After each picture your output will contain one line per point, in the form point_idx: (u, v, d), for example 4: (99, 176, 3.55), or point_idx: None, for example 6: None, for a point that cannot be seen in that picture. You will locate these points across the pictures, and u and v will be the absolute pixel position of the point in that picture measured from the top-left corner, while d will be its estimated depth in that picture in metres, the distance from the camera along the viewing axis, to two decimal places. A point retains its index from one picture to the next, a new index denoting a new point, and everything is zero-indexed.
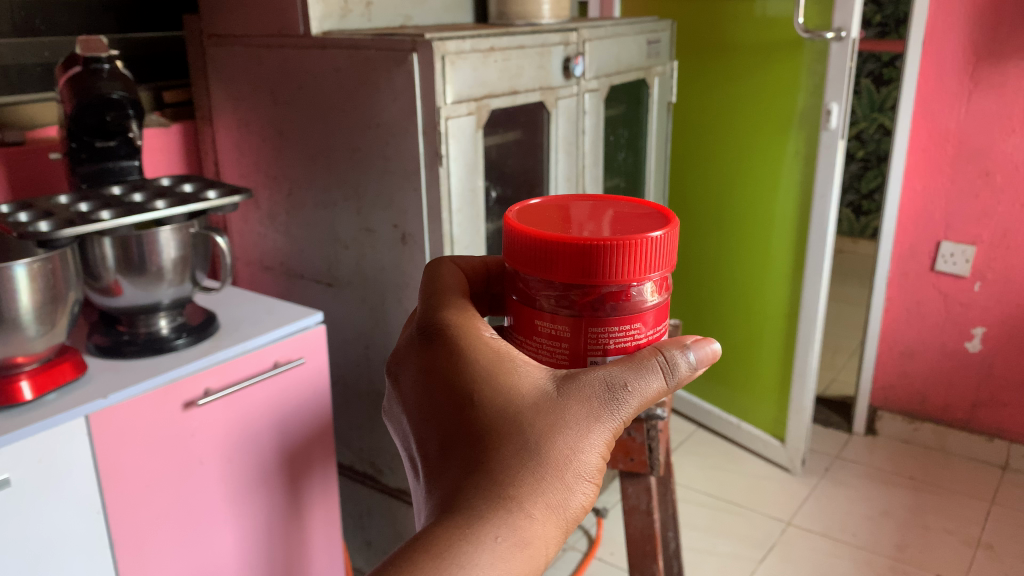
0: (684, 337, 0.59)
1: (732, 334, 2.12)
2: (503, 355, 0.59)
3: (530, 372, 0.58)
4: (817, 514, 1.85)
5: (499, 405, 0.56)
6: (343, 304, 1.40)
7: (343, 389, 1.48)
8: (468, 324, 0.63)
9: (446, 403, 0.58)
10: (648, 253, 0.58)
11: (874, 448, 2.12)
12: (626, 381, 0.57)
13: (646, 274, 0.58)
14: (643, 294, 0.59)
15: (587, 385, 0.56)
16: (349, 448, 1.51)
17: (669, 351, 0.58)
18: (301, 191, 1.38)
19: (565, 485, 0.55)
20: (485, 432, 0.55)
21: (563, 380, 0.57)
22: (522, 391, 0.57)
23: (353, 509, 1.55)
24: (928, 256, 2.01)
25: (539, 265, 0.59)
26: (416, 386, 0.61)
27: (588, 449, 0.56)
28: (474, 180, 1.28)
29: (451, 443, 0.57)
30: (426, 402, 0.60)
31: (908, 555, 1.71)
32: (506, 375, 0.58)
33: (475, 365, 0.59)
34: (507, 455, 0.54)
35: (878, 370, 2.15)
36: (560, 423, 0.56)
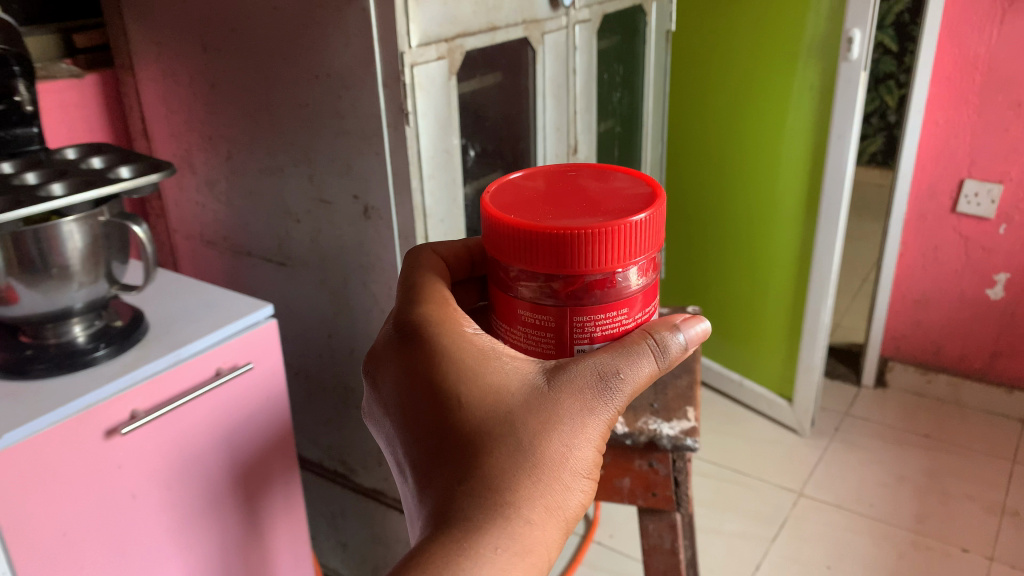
0: (672, 317, 0.64)
1: (735, 283, 1.94)
2: (489, 356, 0.62)
3: (517, 370, 0.61)
4: (830, 481, 1.72)
5: (492, 409, 0.60)
6: (297, 285, 1.20)
7: (305, 381, 1.28)
8: (454, 326, 0.66)
9: (437, 406, 0.61)
10: (630, 239, 0.60)
11: (885, 402, 1.98)
12: (619, 370, 0.60)
13: (632, 257, 0.60)
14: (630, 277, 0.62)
15: (580, 376, 0.60)
16: (316, 445, 1.33)
17: (659, 333, 0.62)
18: (242, 155, 1.16)
19: (561, 485, 0.58)
20: (479, 438, 0.59)
21: (555, 374, 0.61)
22: (511, 391, 0.61)
23: (325, 508, 1.38)
24: (948, 197, 1.82)
25: (521, 250, 0.60)
26: (405, 390, 0.64)
27: (581, 443, 0.60)
28: (449, 140, 1.06)
29: (444, 449, 0.60)
30: (415, 407, 0.62)
31: (929, 527, 1.59)
32: (497, 377, 0.61)
33: (463, 367, 0.62)
34: (501, 460, 0.58)
35: (890, 320, 1.99)
36: (552, 421, 0.60)
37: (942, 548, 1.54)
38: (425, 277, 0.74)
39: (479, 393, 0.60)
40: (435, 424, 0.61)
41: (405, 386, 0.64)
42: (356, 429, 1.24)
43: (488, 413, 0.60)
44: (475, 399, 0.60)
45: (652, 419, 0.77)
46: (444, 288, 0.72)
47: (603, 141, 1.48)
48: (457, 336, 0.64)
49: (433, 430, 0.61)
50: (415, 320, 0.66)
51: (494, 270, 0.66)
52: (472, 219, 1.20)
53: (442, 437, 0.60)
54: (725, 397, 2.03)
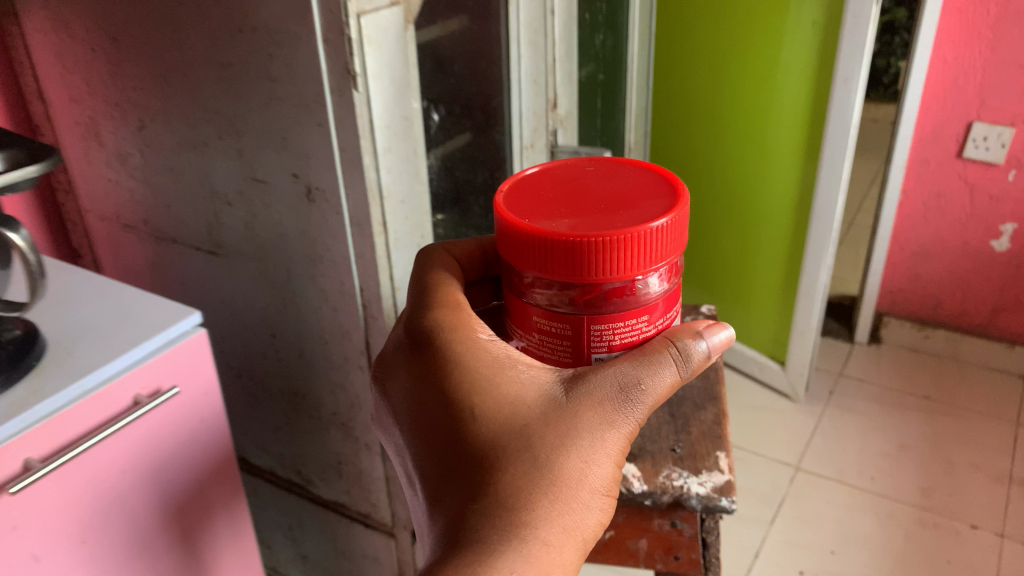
0: (685, 329, 0.60)
1: (723, 237, 1.78)
2: (505, 367, 0.60)
3: (533, 384, 0.59)
4: (829, 454, 1.61)
5: (508, 423, 0.58)
6: (233, 278, 1.02)
7: (249, 385, 1.11)
8: (468, 333, 0.64)
9: (450, 418, 0.59)
10: (646, 244, 0.56)
11: (879, 360, 1.87)
12: (639, 381, 0.58)
13: (649, 262, 0.57)
14: (649, 283, 0.58)
15: (599, 387, 0.58)
16: (266, 453, 1.16)
17: (680, 341, 0.59)
18: (157, 124, 0.96)
19: (578, 500, 0.57)
20: (495, 452, 0.57)
21: (574, 385, 0.59)
22: (528, 402, 0.59)
23: (282, 518, 1.23)
24: (954, 141, 1.67)
25: (528, 257, 0.57)
26: (417, 401, 0.62)
27: (599, 458, 0.58)
28: (408, 103, 0.87)
29: (460, 463, 0.58)
30: (430, 418, 0.61)
31: (936, 502, 1.49)
32: (513, 388, 0.59)
33: (478, 378, 0.60)
34: (518, 474, 0.56)
35: (886, 273, 1.86)
36: (570, 434, 0.58)
37: (951, 526, 1.44)
38: (438, 277, 0.71)
39: (494, 405, 0.59)
40: (447, 437, 0.59)
41: (416, 397, 0.63)
42: (312, 438, 1.08)
43: (505, 427, 0.58)
44: (490, 412, 0.58)
45: (676, 472, 0.62)
46: (458, 291, 0.70)
47: (585, 91, 1.29)
48: (471, 346, 0.62)
49: (445, 445, 0.59)
50: (428, 329, 0.64)
51: (508, 275, 0.62)
52: (439, 195, 1.02)
53: (458, 450, 0.58)
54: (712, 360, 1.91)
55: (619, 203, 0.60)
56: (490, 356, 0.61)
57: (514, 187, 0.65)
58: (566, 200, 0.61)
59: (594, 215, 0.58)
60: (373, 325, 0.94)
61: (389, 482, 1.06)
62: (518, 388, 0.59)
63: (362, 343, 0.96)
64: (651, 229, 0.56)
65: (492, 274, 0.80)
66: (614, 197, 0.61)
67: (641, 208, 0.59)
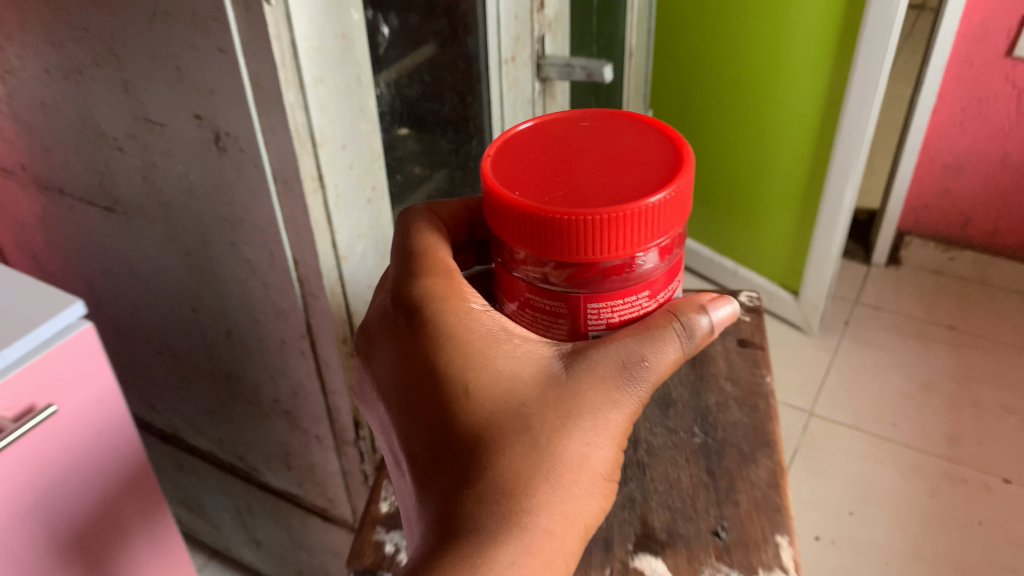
0: (698, 296, 0.49)
1: (732, 150, 1.56)
2: (490, 336, 0.50)
3: (524, 352, 0.49)
4: (845, 396, 1.45)
5: (496, 398, 0.48)
6: (138, 242, 0.80)
7: (174, 363, 0.91)
8: (450, 294, 0.53)
9: (430, 394, 0.50)
10: (646, 221, 0.41)
11: (899, 284, 1.70)
12: (647, 354, 0.48)
13: (646, 241, 0.41)
14: (654, 259, 0.43)
15: (600, 363, 0.48)
16: (203, 435, 0.99)
17: (687, 315, 0.48)
18: (15, 45, 0.72)
19: (579, 487, 0.47)
20: (483, 435, 0.47)
21: (571, 358, 0.49)
22: (519, 377, 0.49)
23: (229, 502, 1.06)
24: (1004, 38, 1.42)
25: (507, 223, 0.43)
26: (394, 367, 0.53)
27: (604, 442, 0.48)
28: (347, 18, 0.64)
29: (444, 445, 0.48)
30: (409, 394, 0.51)
31: (964, 452, 1.34)
32: (499, 361, 0.49)
33: (460, 348, 0.50)
34: (510, 461, 0.46)
35: (913, 188, 1.66)
36: (569, 413, 0.48)
37: (981, 481, 1.30)
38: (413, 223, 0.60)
39: (479, 375, 0.49)
40: (426, 410, 0.50)
41: (392, 363, 0.53)
42: (252, 426, 0.90)
43: (493, 402, 0.48)
44: (475, 384, 0.49)
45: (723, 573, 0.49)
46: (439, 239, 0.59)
47: None
48: (455, 305, 0.52)
49: (425, 420, 0.50)
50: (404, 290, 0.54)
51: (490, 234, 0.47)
52: (398, 131, 0.80)
53: (440, 432, 0.49)
54: (713, 286, 1.73)
55: (619, 157, 0.44)
56: (475, 317, 0.51)
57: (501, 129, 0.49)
58: (548, 145, 0.45)
59: (580, 175, 0.42)
60: (313, 305, 0.74)
61: (346, 478, 0.89)
62: (508, 357, 0.49)
63: (302, 324, 0.76)
64: (650, 203, 0.40)
65: (480, 236, 0.65)
66: (613, 141, 0.45)
67: (647, 166, 0.43)
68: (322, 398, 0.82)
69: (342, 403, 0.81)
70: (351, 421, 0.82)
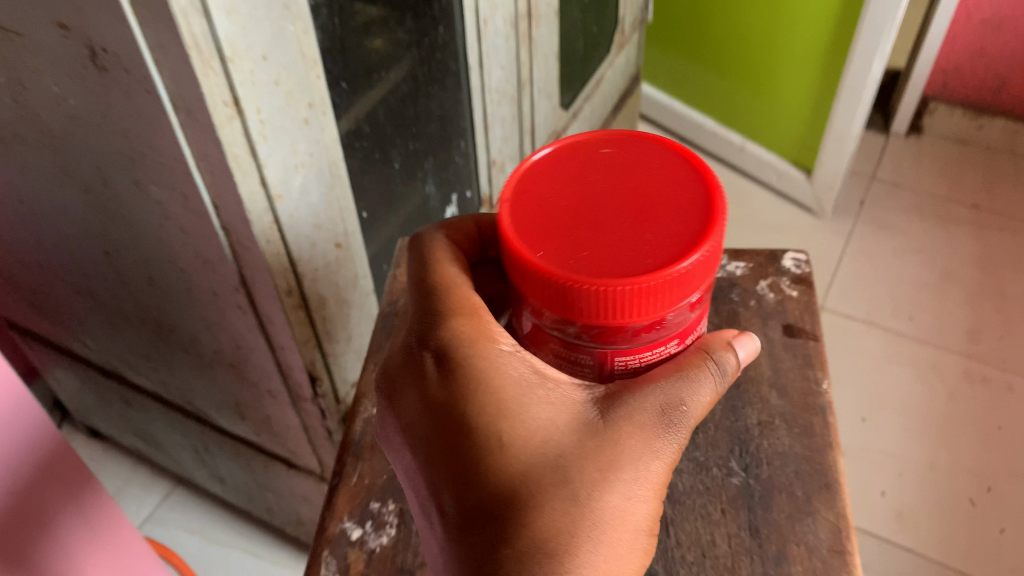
0: (724, 332, 0.43)
1: (738, 11, 1.34)
2: (518, 373, 0.41)
3: (553, 394, 0.41)
4: (858, 287, 1.34)
5: (530, 447, 0.40)
6: (22, 171, 0.64)
7: (95, 305, 0.78)
8: (470, 316, 0.44)
9: (449, 444, 0.41)
10: (673, 290, 0.34)
11: (920, 156, 1.55)
12: (685, 402, 0.41)
13: (676, 303, 0.35)
14: (687, 312, 0.38)
15: (639, 411, 0.40)
16: (143, 376, 0.86)
17: (716, 353, 0.42)
18: None
19: (621, 555, 0.40)
20: (514, 500, 0.39)
21: (608, 402, 0.41)
22: (553, 427, 0.40)
23: (184, 439, 0.96)
24: None
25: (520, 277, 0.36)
26: (406, 407, 0.43)
27: (646, 501, 0.41)
28: None
29: (468, 507, 0.40)
30: (425, 440, 0.42)
31: (985, 348, 1.25)
32: (530, 406, 0.40)
33: (485, 389, 0.41)
34: (549, 529, 0.38)
35: (943, 48, 1.47)
36: (610, 469, 0.40)
37: (1002, 380, 1.21)
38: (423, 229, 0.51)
39: (508, 419, 0.40)
40: (445, 462, 0.41)
41: (396, 399, 0.43)
42: (195, 375, 0.78)
43: (527, 452, 0.40)
44: (503, 431, 0.40)
45: None
46: (452, 242, 0.49)
47: None
48: (470, 327, 0.43)
49: (444, 474, 0.41)
50: (420, 315, 0.44)
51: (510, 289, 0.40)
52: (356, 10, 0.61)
53: (464, 492, 0.40)
54: (717, 163, 1.57)
55: (647, 191, 0.36)
56: (496, 344, 0.42)
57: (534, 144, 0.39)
58: (566, 174, 0.37)
59: (607, 222, 0.35)
60: (244, 255, 0.60)
61: (308, 432, 0.77)
62: (537, 399, 0.40)
63: (234, 277, 0.62)
64: (680, 274, 0.34)
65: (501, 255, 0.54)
66: (643, 176, 0.37)
67: (679, 207, 0.36)
68: (269, 353, 0.69)
69: (293, 358, 0.69)
70: (307, 377, 0.70)
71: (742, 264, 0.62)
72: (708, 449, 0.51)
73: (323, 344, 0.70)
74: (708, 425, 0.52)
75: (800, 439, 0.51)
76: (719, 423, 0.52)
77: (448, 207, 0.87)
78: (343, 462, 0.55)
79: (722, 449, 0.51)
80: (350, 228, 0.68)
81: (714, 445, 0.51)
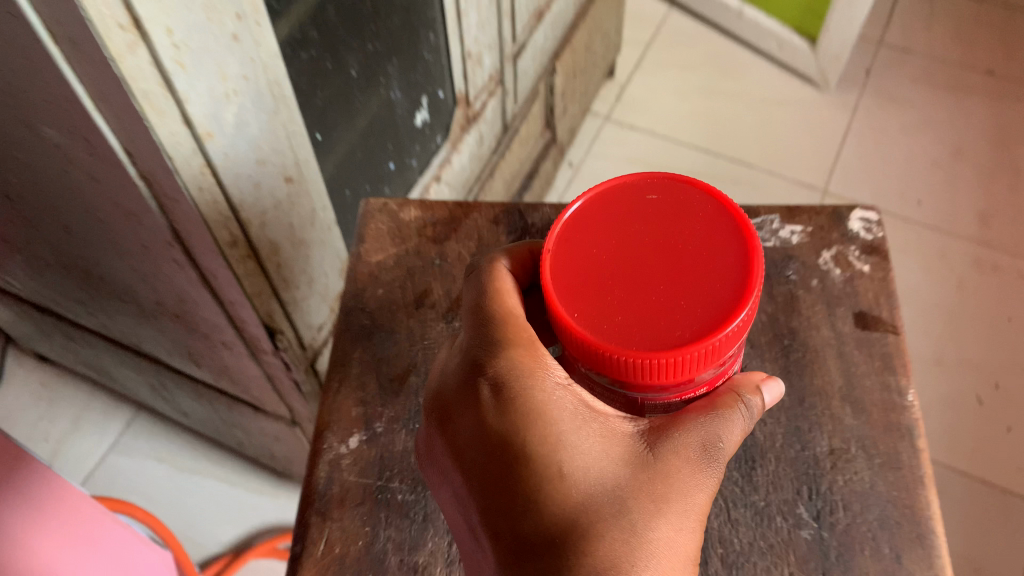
0: (751, 374, 0.37)
1: None
2: (574, 402, 0.33)
3: (606, 416, 0.34)
4: (863, 169, 1.24)
5: (586, 474, 0.32)
6: None
7: (10, 248, 0.66)
8: (525, 331, 0.35)
9: (495, 480, 0.33)
10: (706, 356, 0.32)
11: (932, 16, 1.41)
12: (720, 439, 0.33)
13: (707, 365, 0.32)
14: (720, 366, 0.34)
15: (681, 447, 0.33)
16: (81, 318, 0.76)
17: (745, 393, 0.35)
18: None
19: None
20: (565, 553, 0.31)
21: (657, 437, 0.33)
22: (612, 467, 0.32)
23: (138, 376, 0.87)
24: None
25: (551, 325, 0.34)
26: (448, 432, 0.35)
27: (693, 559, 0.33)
28: None
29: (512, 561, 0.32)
30: (468, 474, 0.34)
31: (996, 234, 1.17)
32: (589, 442, 0.32)
33: (539, 416, 0.33)
34: None
35: None
36: (667, 521, 0.32)
37: (1014, 268, 1.14)
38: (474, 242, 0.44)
39: (559, 439, 0.32)
40: (486, 494, 0.33)
41: (431, 422, 0.36)
42: (138, 323, 0.68)
43: (584, 480, 0.32)
44: (554, 453, 0.32)
45: None
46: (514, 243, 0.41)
47: None
48: (510, 328, 0.35)
49: (487, 509, 0.33)
50: (473, 325, 0.36)
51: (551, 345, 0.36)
52: None
53: (510, 543, 0.32)
54: (712, 29, 1.42)
55: (693, 248, 0.33)
56: (540, 349, 0.35)
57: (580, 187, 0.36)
58: (606, 219, 0.34)
59: (647, 282, 0.32)
60: (172, 207, 0.49)
61: (272, 383, 0.69)
62: (589, 417, 0.33)
63: (164, 230, 0.51)
64: (714, 343, 0.31)
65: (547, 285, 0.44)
66: (681, 229, 0.34)
67: (725, 269, 0.33)
68: (218, 308, 0.59)
69: (248, 313, 0.59)
70: (264, 332, 0.61)
71: (798, 228, 0.51)
72: (769, 492, 0.43)
73: (281, 292, 0.60)
74: (768, 458, 0.44)
75: (883, 476, 0.43)
76: (782, 453, 0.44)
77: (418, 112, 0.74)
78: (306, 524, 0.43)
79: (787, 491, 0.43)
80: (302, 156, 0.56)
81: (776, 486, 0.43)
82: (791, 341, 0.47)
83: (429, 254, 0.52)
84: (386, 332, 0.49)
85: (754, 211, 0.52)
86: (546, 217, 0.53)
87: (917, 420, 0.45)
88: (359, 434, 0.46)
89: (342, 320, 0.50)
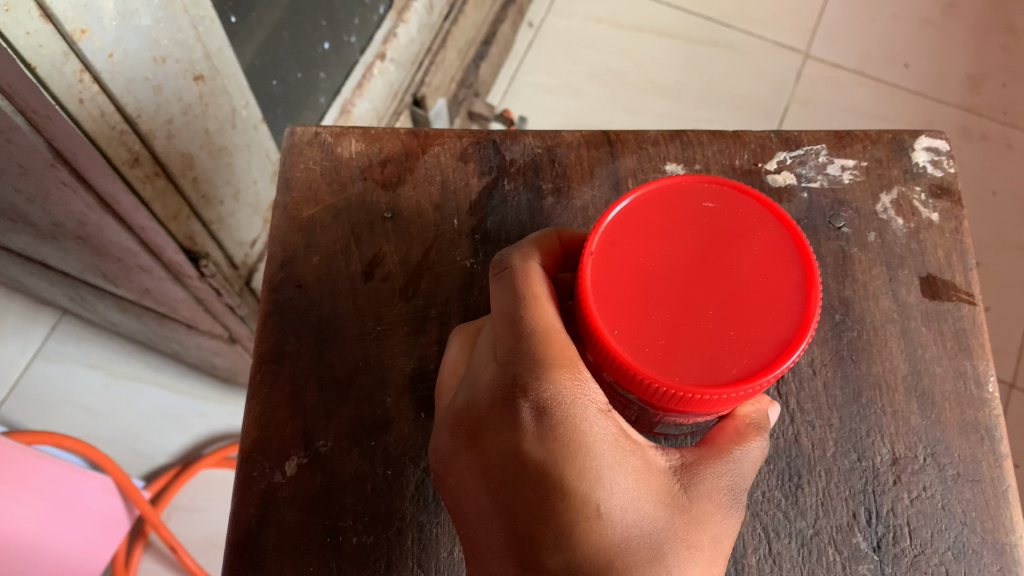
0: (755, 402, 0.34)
1: None
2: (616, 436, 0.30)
3: (644, 449, 0.31)
4: (849, 26, 1.14)
5: (624, 513, 0.29)
6: None
7: None
8: (568, 347, 0.31)
9: (525, 513, 0.29)
10: (748, 394, 0.29)
11: None
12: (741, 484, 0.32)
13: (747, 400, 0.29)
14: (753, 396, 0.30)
15: (714, 491, 0.31)
16: None
17: (755, 423, 0.33)
18: None
19: None
20: None
21: (689, 477, 0.31)
22: (650, 511, 0.29)
23: (50, 286, 0.76)
24: None
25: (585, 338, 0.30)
26: (473, 450, 0.31)
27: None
28: None
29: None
30: (494, 502, 0.30)
31: (985, 100, 1.10)
32: (629, 481, 0.29)
33: (579, 450, 0.29)
34: None
35: None
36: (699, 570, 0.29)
37: (1001, 136, 1.08)
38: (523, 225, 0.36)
39: (597, 474, 0.29)
40: (512, 524, 0.29)
41: (451, 434, 0.32)
42: (37, 242, 0.58)
43: (621, 517, 0.29)
44: (592, 487, 0.29)
45: None
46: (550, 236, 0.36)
47: None
48: (550, 335, 0.31)
49: (510, 538, 0.29)
50: (507, 333, 0.31)
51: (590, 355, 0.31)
52: None
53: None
54: None
55: (750, 273, 0.30)
56: (580, 368, 0.30)
57: (634, 186, 0.32)
58: (656, 228, 0.30)
59: (698, 308, 0.29)
60: (46, 123, 0.39)
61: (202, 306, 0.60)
62: (630, 448, 0.30)
63: (43, 150, 0.41)
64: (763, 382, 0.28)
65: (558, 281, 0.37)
66: (739, 254, 0.30)
67: (783, 301, 0.29)
68: (127, 234, 0.49)
69: (164, 240, 0.50)
70: (185, 258, 0.52)
71: (851, 165, 0.44)
72: (818, 517, 0.37)
73: (202, 212, 0.50)
74: (817, 473, 0.38)
75: (957, 490, 0.38)
76: (834, 465, 0.38)
77: None
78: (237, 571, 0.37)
79: (841, 515, 0.37)
80: (211, 47, 0.45)
81: (827, 509, 0.37)
82: (844, 316, 0.41)
83: (379, 205, 0.43)
84: (328, 319, 0.41)
85: (795, 141, 0.45)
86: (529, 149, 0.44)
87: (998, 416, 0.39)
88: (298, 455, 0.39)
89: (270, 299, 0.41)
